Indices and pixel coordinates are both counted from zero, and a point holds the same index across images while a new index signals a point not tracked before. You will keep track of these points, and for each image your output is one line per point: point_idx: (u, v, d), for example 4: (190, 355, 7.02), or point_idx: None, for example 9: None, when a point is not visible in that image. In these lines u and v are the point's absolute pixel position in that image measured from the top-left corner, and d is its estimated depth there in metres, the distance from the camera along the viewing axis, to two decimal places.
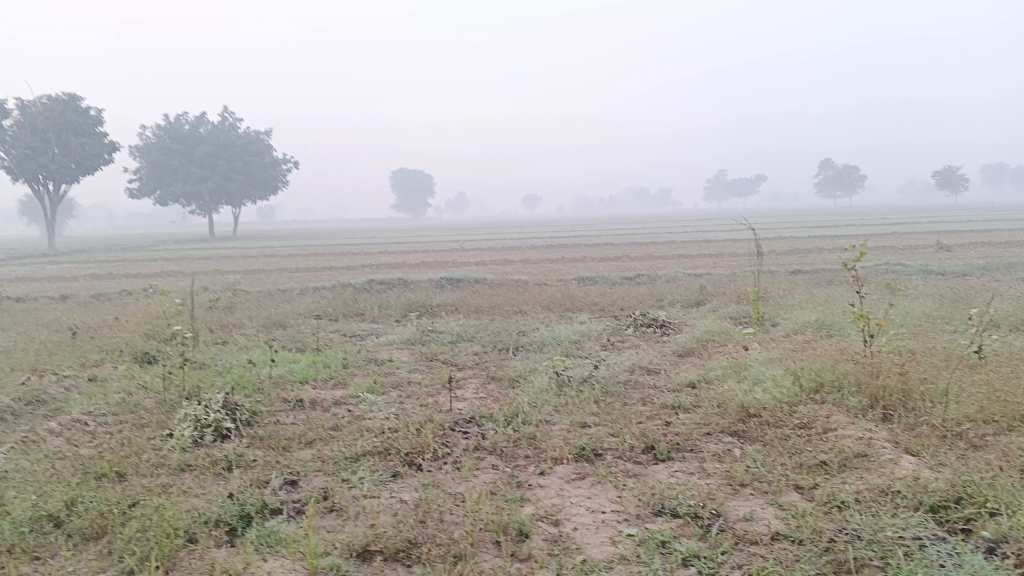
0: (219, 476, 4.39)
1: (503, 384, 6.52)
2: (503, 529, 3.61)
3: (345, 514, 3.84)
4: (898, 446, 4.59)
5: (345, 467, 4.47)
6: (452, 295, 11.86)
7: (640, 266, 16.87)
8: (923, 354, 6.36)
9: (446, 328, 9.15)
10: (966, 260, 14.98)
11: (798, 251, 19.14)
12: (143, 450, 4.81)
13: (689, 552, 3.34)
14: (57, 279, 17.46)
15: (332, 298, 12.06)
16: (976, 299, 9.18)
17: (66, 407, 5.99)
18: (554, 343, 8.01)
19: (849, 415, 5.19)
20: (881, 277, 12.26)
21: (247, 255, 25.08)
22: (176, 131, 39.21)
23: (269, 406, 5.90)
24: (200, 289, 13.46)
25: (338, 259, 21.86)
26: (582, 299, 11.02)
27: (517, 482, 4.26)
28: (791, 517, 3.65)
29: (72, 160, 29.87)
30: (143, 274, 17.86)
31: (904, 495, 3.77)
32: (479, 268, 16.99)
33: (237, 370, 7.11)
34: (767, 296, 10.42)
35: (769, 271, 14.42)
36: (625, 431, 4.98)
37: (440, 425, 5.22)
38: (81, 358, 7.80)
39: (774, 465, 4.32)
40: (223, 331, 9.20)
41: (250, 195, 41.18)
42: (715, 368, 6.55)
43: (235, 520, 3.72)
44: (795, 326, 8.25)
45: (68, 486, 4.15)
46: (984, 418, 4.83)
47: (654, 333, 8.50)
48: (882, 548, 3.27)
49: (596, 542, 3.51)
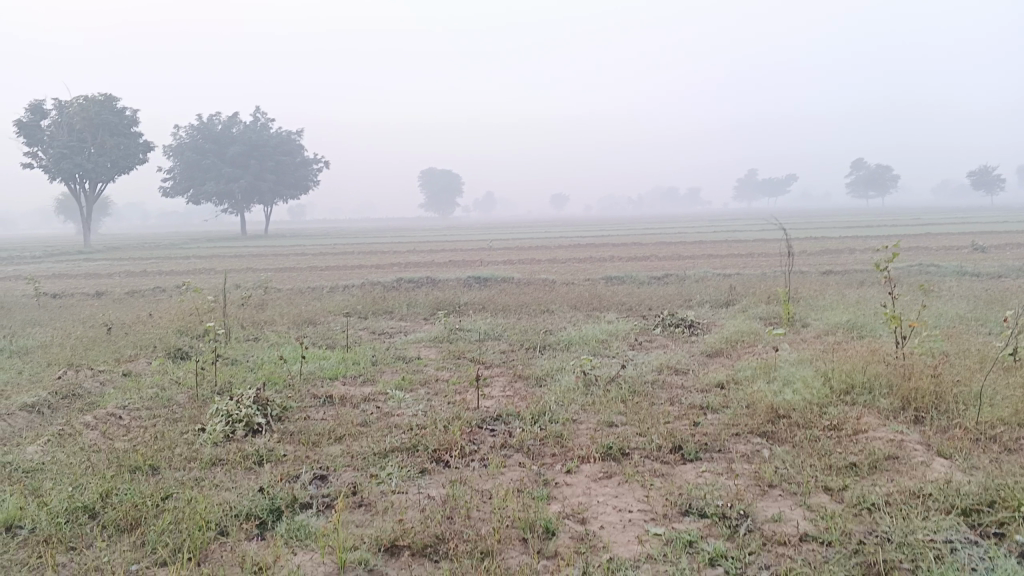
0: (249, 470, 4.45)
1: (530, 382, 6.54)
2: (529, 526, 3.62)
3: (374, 509, 3.87)
4: (931, 449, 4.53)
5: (373, 463, 4.50)
6: (480, 294, 11.91)
7: (668, 265, 16.82)
8: (956, 355, 6.28)
9: (474, 326, 9.19)
10: (1002, 261, 14.76)
11: (829, 251, 18.94)
12: (176, 444, 4.89)
13: (716, 552, 3.33)
14: (92, 276, 17.79)
15: (361, 296, 12.16)
16: (1012, 301, 9.04)
17: (101, 401, 6.11)
18: (581, 343, 8.02)
19: (880, 416, 5.13)
20: (914, 278, 12.11)
21: (277, 253, 25.34)
22: (209, 131, 39.69)
23: (299, 403, 5.97)
24: (231, 287, 13.63)
25: (367, 257, 22.01)
26: (610, 298, 11.00)
27: (544, 480, 4.27)
28: (821, 518, 3.62)
29: (108, 159, 30.36)
30: (176, 271, 18.12)
31: (936, 497, 3.72)
32: (507, 268, 17.03)
33: (267, 366, 7.19)
34: (797, 296, 10.34)
35: (799, 272, 14.31)
36: (652, 431, 4.97)
37: (467, 422, 5.24)
38: (116, 353, 7.94)
39: (803, 466, 4.29)
40: (254, 328, 9.30)
41: (281, 193, 41.62)
42: (744, 368, 6.51)
43: (265, 514, 3.77)
44: (826, 327, 8.17)
45: (104, 478, 4.23)
46: (1018, 421, 4.76)
47: (683, 333, 8.47)
48: (913, 551, 3.24)
49: (623, 541, 3.51)
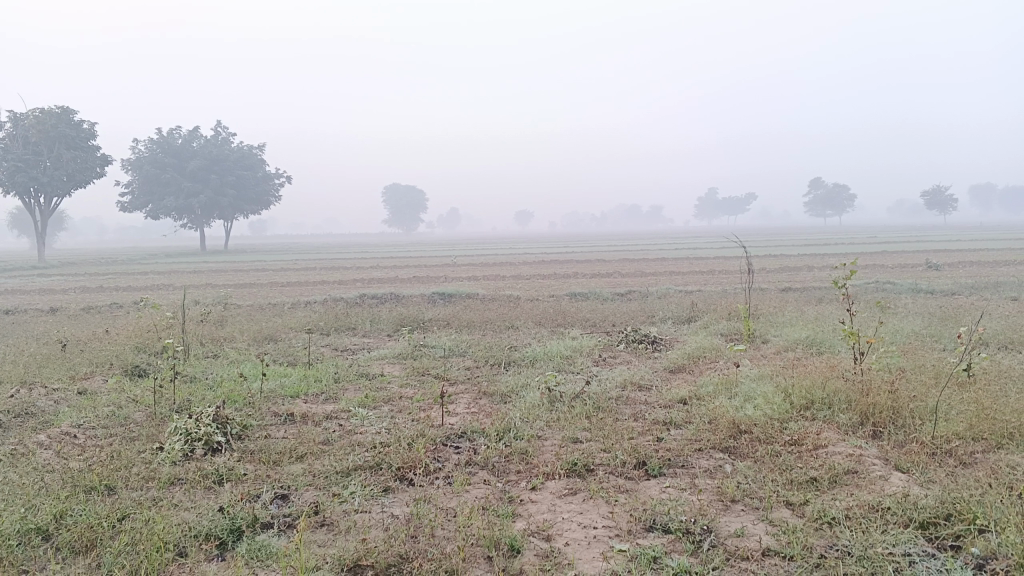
0: (209, 490, 4.37)
1: (495, 399, 6.52)
2: (494, 544, 3.61)
3: (336, 529, 3.83)
4: (888, 463, 4.61)
5: (335, 482, 4.45)
6: (444, 310, 11.88)
7: (631, 282, 16.96)
8: (912, 371, 6.41)
9: (438, 343, 9.16)
10: (956, 279, 15.11)
11: (789, 268, 19.25)
12: (133, 463, 4.79)
13: (680, 568, 3.34)
14: (46, 292, 17.39)
15: (323, 312, 12.06)
16: (965, 318, 9.26)
17: (55, 420, 5.97)
18: (545, 359, 8.03)
19: (840, 432, 5.21)
20: (872, 295, 12.35)
21: (237, 268, 25.04)
22: (169, 145, 39.13)
23: (259, 420, 5.89)
24: (191, 303, 13.42)
25: (329, 273, 21.83)
26: (574, 315, 11.03)
27: (509, 497, 4.26)
28: (782, 533, 3.66)
29: (64, 173, 29.77)
30: (134, 287, 17.80)
31: (894, 511, 3.78)
32: (471, 284, 17.03)
33: (228, 383, 7.09)
34: (758, 313, 10.47)
35: (759, 289, 14.51)
36: (616, 447, 4.99)
37: (431, 439, 5.21)
38: (71, 371, 7.76)
39: (765, 481, 4.33)
40: (214, 345, 9.17)
41: (242, 208, 41.16)
42: (706, 384, 6.57)
43: (225, 534, 3.70)
44: (786, 344, 8.28)
45: (57, 499, 4.13)
46: (972, 436, 4.86)
47: (646, 349, 8.53)
48: (872, 564, 3.28)
49: (588, 558, 3.52)
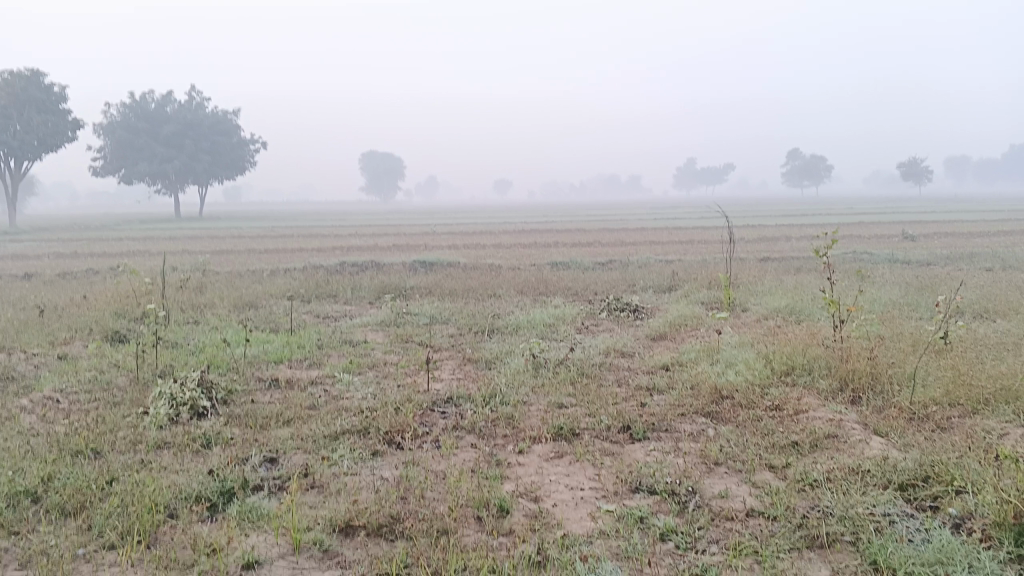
0: (197, 453, 4.37)
1: (479, 365, 6.56)
2: (484, 505, 3.66)
3: (326, 491, 3.86)
4: (867, 427, 4.71)
5: (324, 445, 4.48)
6: (426, 278, 11.86)
7: (612, 251, 17.02)
8: (891, 339, 6.52)
9: (421, 310, 9.17)
10: (932, 250, 15.27)
11: (767, 239, 19.36)
12: (118, 428, 4.79)
13: (666, 527, 3.41)
14: (20, 257, 17.12)
15: (304, 280, 12.02)
16: (941, 287, 9.39)
17: (37, 384, 5.93)
18: (529, 327, 8.07)
19: (820, 397, 5.31)
20: (850, 265, 12.48)
21: (213, 235, 24.77)
22: (143, 109, 38.47)
23: (245, 386, 5.88)
24: (168, 269, 13.30)
25: (308, 241, 21.66)
26: (556, 284, 11.06)
27: (497, 460, 4.31)
28: (766, 494, 3.74)
29: (35, 137, 29.13)
30: (110, 253, 17.55)
31: (874, 473, 3.88)
32: (452, 252, 16.99)
33: (210, 349, 7.08)
34: (738, 282, 10.56)
35: (739, 259, 14.59)
36: (602, 412, 5.05)
37: (418, 405, 5.25)
38: (50, 336, 7.70)
39: (748, 445, 4.42)
40: (195, 311, 9.11)
41: (217, 174, 40.67)
42: (688, 351, 6.64)
43: (215, 496, 3.72)
44: (766, 312, 8.37)
45: (45, 462, 4.12)
46: (949, 401, 4.97)
47: (628, 317, 8.59)
48: (853, 524, 3.38)
49: (576, 518, 3.58)
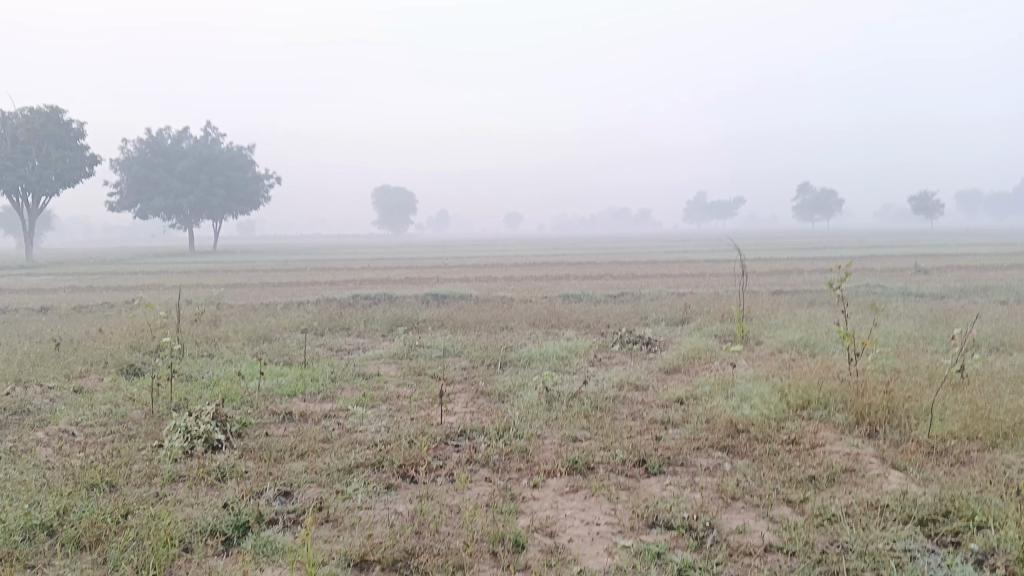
0: (212, 486, 4.37)
1: (493, 398, 6.55)
2: (499, 540, 3.64)
3: (341, 525, 3.85)
4: (885, 461, 4.67)
5: (338, 479, 4.47)
6: (438, 311, 11.88)
7: (625, 284, 17.06)
8: (906, 372, 6.48)
9: (434, 343, 9.18)
10: (945, 283, 15.21)
11: (780, 272, 19.34)
12: (133, 461, 4.80)
13: (684, 562, 3.38)
14: (37, 291, 17.30)
15: (317, 313, 12.07)
16: (956, 320, 9.35)
17: (53, 418, 5.96)
18: (541, 359, 8.06)
19: (836, 431, 5.27)
20: (864, 298, 12.44)
21: (225, 269, 24.95)
22: (159, 145, 39.02)
23: (258, 419, 5.89)
24: (183, 302, 13.40)
25: (321, 274, 21.81)
26: (568, 316, 11.06)
27: (512, 494, 4.29)
28: (784, 529, 3.70)
29: (53, 172, 29.66)
30: (125, 286, 17.71)
31: (893, 508, 3.84)
32: (464, 285, 17.06)
33: (224, 382, 7.11)
34: (751, 315, 10.54)
35: (752, 292, 14.58)
36: (616, 445, 5.03)
37: (432, 438, 5.24)
38: (66, 370, 7.74)
39: (764, 479, 4.38)
40: (208, 344, 9.15)
41: (231, 209, 41.03)
42: (702, 384, 6.62)
43: (231, 529, 3.71)
44: (780, 345, 8.34)
45: (61, 495, 4.13)
46: (968, 435, 4.92)
47: (641, 350, 8.57)
48: (873, 559, 3.34)
49: (593, 553, 3.55)
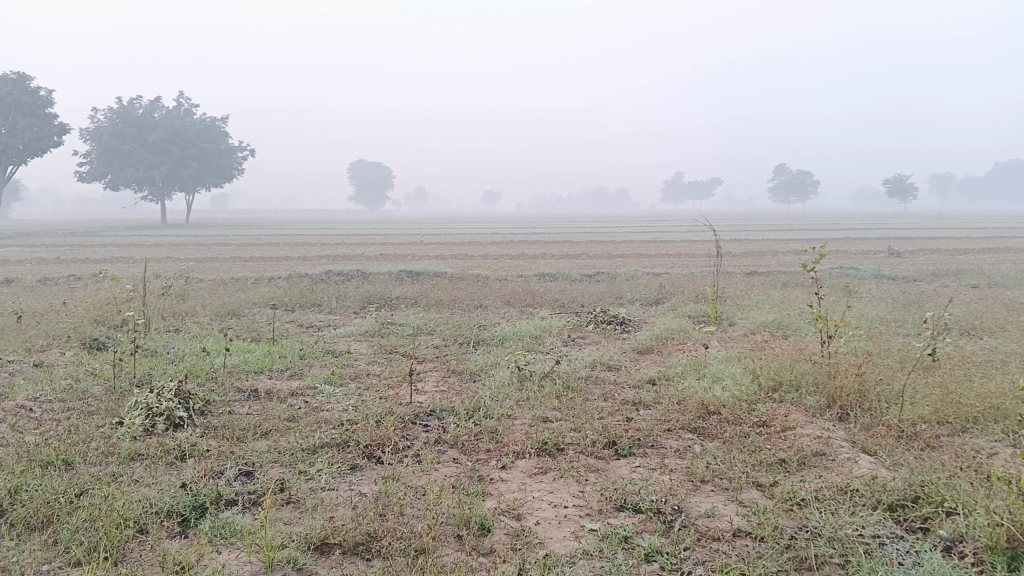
0: (171, 466, 4.25)
1: (463, 378, 6.46)
2: (464, 523, 3.56)
3: (303, 506, 3.75)
4: (855, 445, 4.65)
5: (302, 459, 4.37)
6: (412, 288, 11.74)
7: (600, 263, 17.01)
8: (878, 355, 6.48)
9: (406, 321, 9.06)
10: (918, 266, 15.31)
11: (755, 253, 19.37)
12: (91, 438, 4.66)
13: (651, 548, 3.33)
14: (1, 262, 16.89)
15: (288, 288, 11.88)
16: (928, 303, 9.38)
17: (10, 392, 5.79)
18: (514, 338, 7.98)
19: (807, 414, 5.25)
20: (837, 280, 12.48)
21: (196, 242, 24.54)
22: (130, 115, 38.26)
23: (223, 396, 5.77)
24: (151, 276, 13.13)
25: (294, 249, 21.51)
26: (542, 295, 10.97)
27: (479, 475, 4.22)
28: (753, 513, 3.66)
29: (19, 141, 28.86)
30: (92, 259, 17.36)
31: (862, 493, 3.81)
32: (439, 262, 16.91)
33: (190, 358, 6.96)
34: (725, 296, 10.53)
35: (727, 273, 14.58)
36: (587, 426, 4.97)
37: (400, 417, 5.15)
38: (26, 343, 7.54)
39: (734, 462, 4.34)
40: (175, 319, 8.97)
41: (203, 182, 40.39)
42: (675, 365, 6.58)
43: (187, 511, 3.60)
44: (753, 326, 8.33)
45: (12, 474, 4.00)
46: (937, 420, 4.91)
47: (615, 330, 8.51)
48: (842, 546, 3.30)
49: (559, 537, 3.49)
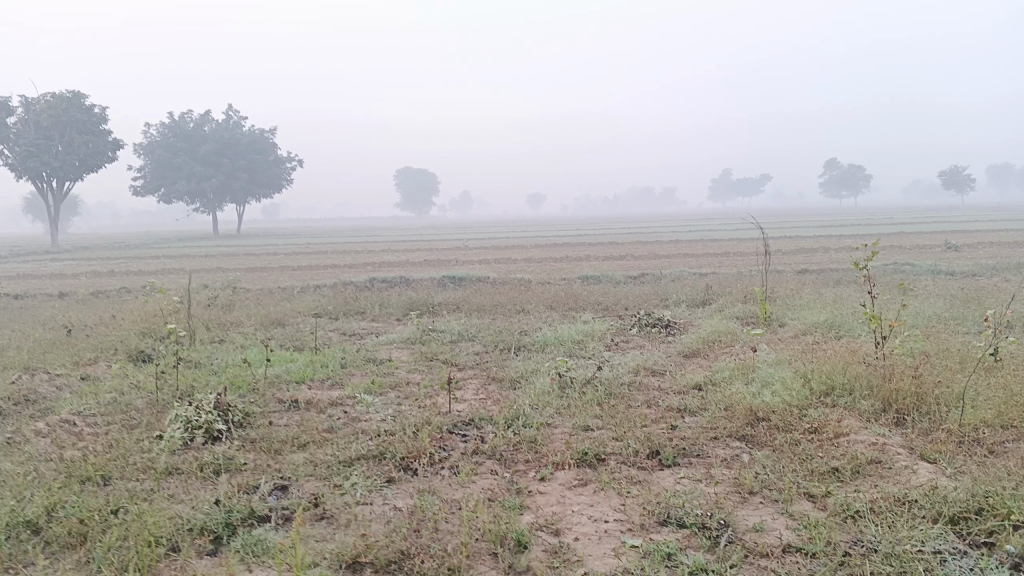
0: (207, 480, 4.22)
1: (504, 385, 6.35)
2: (500, 539, 3.44)
3: (336, 522, 3.67)
4: (913, 452, 4.42)
5: (337, 472, 4.30)
6: (454, 294, 11.66)
7: (645, 264, 16.78)
8: (936, 356, 6.20)
9: (448, 327, 8.98)
10: (977, 260, 14.75)
11: (805, 251, 18.88)
12: (131, 452, 4.66)
13: (695, 565, 3.17)
14: (57, 276, 17.29)
15: (332, 296, 11.91)
16: (989, 299, 8.99)
17: (55, 407, 5.85)
18: (556, 344, 7.84)
19: (862, 419, 5.02)
20: (891, 277, 12.08)
21: (246, 253, 24.89)
22: (181, 128, 39.08)
23: (263, 407, 5.75)
24: (198, 287, 13.28)
25: (340, 257, 21.66)
26: (586, 298, 10.81)
27: (517, 488, 4.10)
28: (804, 527, 3.48)
29: (76, 157, 29.70)
30: (145, 271, 17.68)
31: (922, 504, 3.59)
32: (482, 267, 16.82)
33: (232, 368, 6.97)
34: (774, 296, 10.23)
35: (776, 271, 14.21)
36: (629, 434, 4.81)
37: (438, 428, 5.06)
38: (75, 357, 7.65)
39: (784, 472, 4.15)
40: (220, 330, 9.03)
41: (253, 192, 41.05)
42: (722, 369, 6.37)
43: (220, 528, 3.55)
44: (804, 327, 8.07)
45: (50, 490, 4.00)
46: (1001, 424, 4.65)
47: (660, 334, 8.31)
48: (901, 563, 3.10)
49: (599, 554, 3.35)
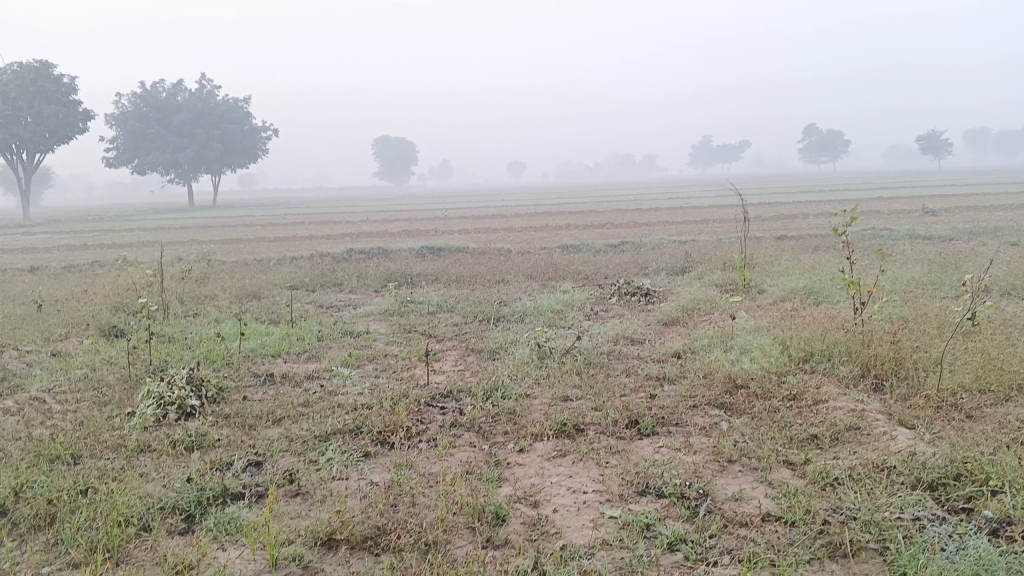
0: (179, 458, 4.14)
1: (482, 356, 6.29)
2: (478, 513, 3.40)
3: (311, 499, 3.61)
4: (891, 418, 4.42)
5: (313, 447, 4.24)
6: (433, 265, 11.52)
7: (624, 232, 16.72)
8: (914, 321, 6.20)
9: (426, 298, 8.89)
10: (955, 224, 14.77)
11: (784, 216, 18.86)
12: (101, 430, 4.57)
13: (674, 535, 3.14)
14: (28, 250, 16.98)
15: (310, 268, 11.75)
16: (966, 264, 9.00)
17: (24, 384, 5.72)
18: (536, 314, 7.78)
19: (840, 385, 5.01)
20: (870, 242, 12.07)
21: (222, 224, 24.54)
22: (154, 99, 38.41)
23: (237, 382, 5.66)
24: (172, 259, 13.06)
25: (319, 227, 21.42)
26: (565, 268, 10.73)
27: (495, 460, 4.06)
28: (783, 496, 3.46)
29: (46, 128, 29.06)
30: (118, 244, 17.38)
31: (900, 470, 3.59)
32: (461, 237, 16.67)
33: (207, 342, 6.86)
34: (753, 262, 10.21)
35: (755, 238, 14.17)
36: (608, 405, 4.77)
37: (415, 400, 4.99)
38: (45, 332, 7.50)
39: (764, 439, 4.13)
40: (193, 303, 8.88)
41: (230, 163, 40.47)
42: (701, 337, 6.35)
43: (192, 507, 3.48)
44: (783, 294, 8.05)
45: (18, 470, 3.91)
46: (978, 388, 4.65)
47: (639, 302, 8.27)
48: (880, 530, 3.09)
49: (577, 526, 3.31)
